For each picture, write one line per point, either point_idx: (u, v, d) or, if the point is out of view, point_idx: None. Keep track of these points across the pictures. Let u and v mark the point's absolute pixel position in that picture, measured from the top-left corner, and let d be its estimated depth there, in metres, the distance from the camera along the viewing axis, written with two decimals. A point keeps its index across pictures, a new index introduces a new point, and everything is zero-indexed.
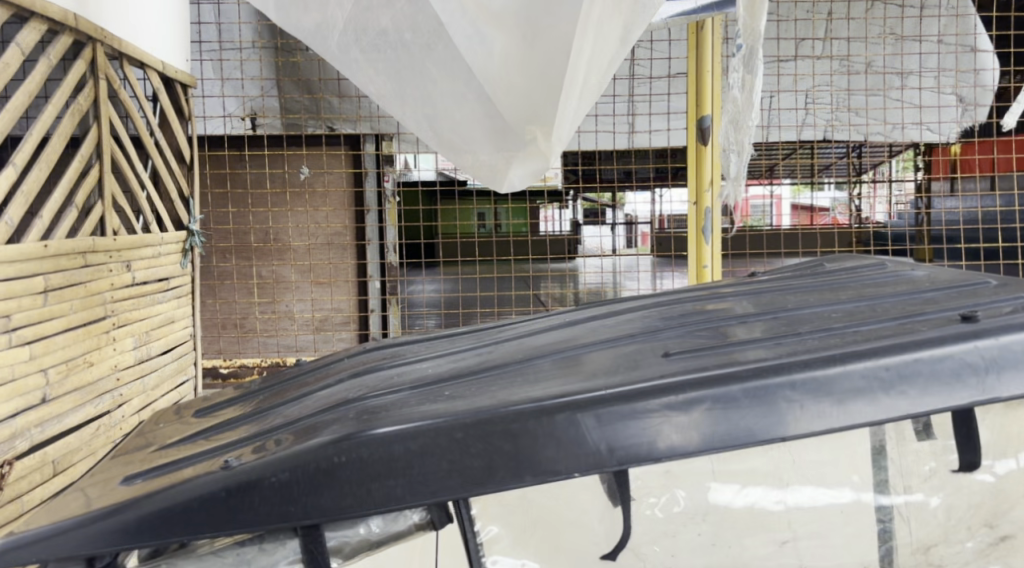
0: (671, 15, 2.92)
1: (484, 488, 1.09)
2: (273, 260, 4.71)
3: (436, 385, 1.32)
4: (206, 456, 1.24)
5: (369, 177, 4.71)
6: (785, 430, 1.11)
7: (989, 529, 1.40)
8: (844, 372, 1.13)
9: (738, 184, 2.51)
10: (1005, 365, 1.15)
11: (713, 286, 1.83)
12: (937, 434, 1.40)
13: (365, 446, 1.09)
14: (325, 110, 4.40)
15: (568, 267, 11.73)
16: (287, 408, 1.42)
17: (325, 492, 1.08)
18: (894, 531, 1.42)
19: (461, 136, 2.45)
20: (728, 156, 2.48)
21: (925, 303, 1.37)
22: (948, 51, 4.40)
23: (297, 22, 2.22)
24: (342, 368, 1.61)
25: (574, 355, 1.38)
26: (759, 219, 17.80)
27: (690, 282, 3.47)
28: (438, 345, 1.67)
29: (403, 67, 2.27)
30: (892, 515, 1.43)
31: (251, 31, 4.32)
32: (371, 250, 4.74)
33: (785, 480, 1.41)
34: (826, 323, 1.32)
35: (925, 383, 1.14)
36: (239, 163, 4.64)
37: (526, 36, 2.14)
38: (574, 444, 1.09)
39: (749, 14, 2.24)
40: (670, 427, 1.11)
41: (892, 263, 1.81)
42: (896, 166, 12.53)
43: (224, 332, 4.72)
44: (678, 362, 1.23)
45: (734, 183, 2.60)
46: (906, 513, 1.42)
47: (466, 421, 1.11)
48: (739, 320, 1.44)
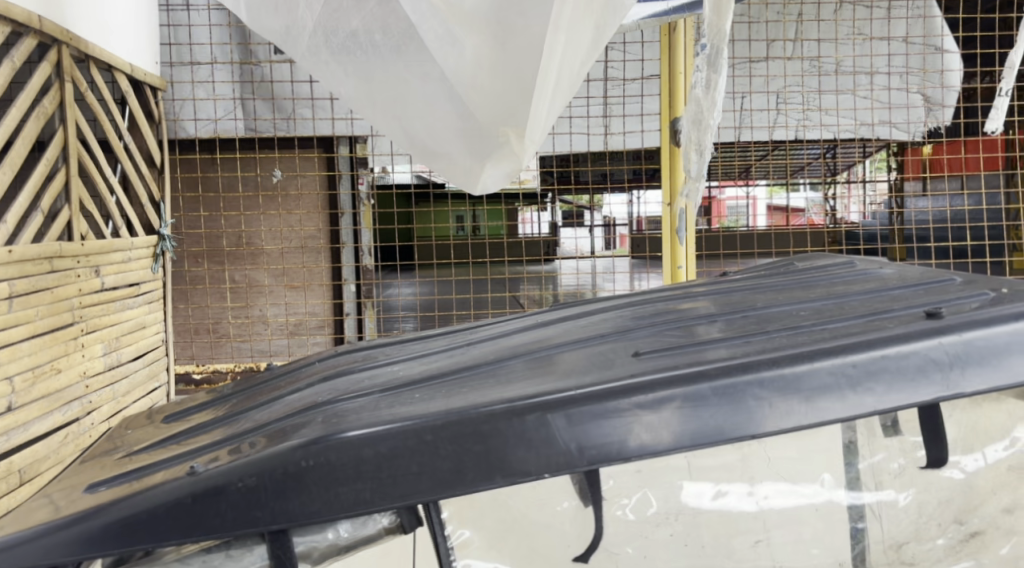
0: (641, 18, 2.94)
1: (453, 490, 1.08)
2: (246, 264, 4.62)
3: (405, 388, 1.31)
4: (175, 462, 1.23)
5: (344, 180, 4.59)
6: (757, 426, 1.12)
7: (959, 525, 1.41)
8: (811, 369, 1.14)
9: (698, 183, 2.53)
10: (969, 360, 1.16)
11: (686, 286, 1.84)
12: (904, 431, 1.44)
13: (333, 450, 1.08)
14: (300, 116, 4.32)
15: (546, 270, 11.68)
16: (256, 414, 1.41)
17: (292, 497, 1.06)
18: (867, 530, 1.42)
19: (435, 138, 2.45)
20: (690, 157, 2.50)
21: (891, 301, 1.38)
22: (915, 51, 4.44)
23: (266, 24, 2.25)
24: (312, 372, 1.60)
25: (546, 355, 1.38)
26: (735, 221, 17.89)
27: (664, 282, 3.49)
28: (409, 347, 1.66)
29: (374, 68, 2.29)
30: (864, 513, 1.42)
31: (221, 34, 4.27)
32: (346, 253, 4.62)
33: (755, 477, 1.40)
34: (795, 321, 1.33)
35: (891, 380, 1.15)
36: (210, 167, 4.57)
37: (498, 40, 2.14)
38: (545, 445, 1.09)
39: (716, 14, 2.22)
40: (641, 426, 1.11)
41: (861, 261, 1.82)
42: (868, 164, 12.66)
43: (197, 337, 4.62)
44: (648, 362, 1.23)
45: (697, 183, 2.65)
46: (877, 510, 1.42)
47: (435, 424, 1.10)
48: (709, 318, 1.44)
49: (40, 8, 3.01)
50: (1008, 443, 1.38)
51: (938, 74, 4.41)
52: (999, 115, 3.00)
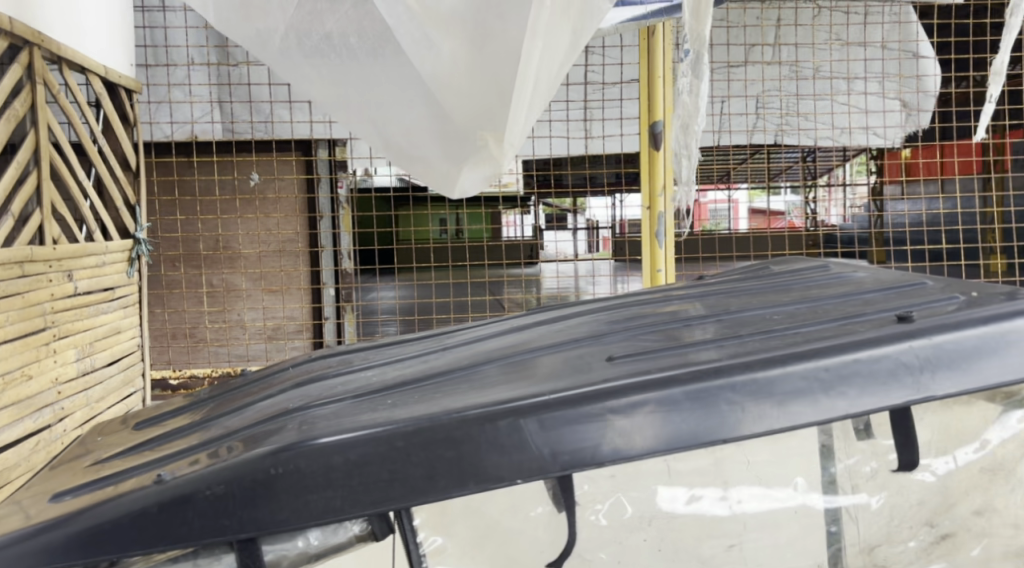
0: (620, 21, 2.94)
1: (426, 497, 1.07)
2: (223, 268, 4.55)
3: (378, 394, 1.30)
4: (144, 468, 1.21)
5: (323, 183, 4.51)
6: (730, 430, 1.12)
7: (930, 527, 1.42)
8: (784, 373, 1.14)
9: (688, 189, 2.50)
10: (939, 364, 1.17)
11: (664, 290, 1.84)
12: (877, 434, 1.40)
13: (303, 457, 1.06)
14: (277, 119, 4.26)
15: (529, 273, 11.65)
16: (227, 421, 1.39)
17: (261, 505, 1.05)
18: (842, 533, 1.43)
19: (412, 141, 2.44)
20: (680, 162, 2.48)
21: (864, 304, 1.38)
22: (891, 57, 4.49)
23: (236, 28, 2.19)
24: (286, 378, 1.58)
25: (522, 359, 1.38)
26: (717, 224, 17.96)
27: (643, 285, 3.49)
28: (384, 353, 1.65)
29: (349, 72, 2.28)
30: (841, 516, 1.42)
31: (197, 36, 4.21)
32: (325, 258, 4.57)
33: (728, 481, 1.40)
34: (769, 325, 1.33)
35: (863, 384, 1.15)
36: (187, 170, 4.50)
37: (474, 40, 2.14)
38: (517, 451, 1.09)
39: (696, 20, 2.22)
40: (615, 431, 1.11)
41: (834, 265, 1.83)
42: (847, 167, 12.77)
43: (174, 342, 4.55)
44: (622, 366, 1.23)
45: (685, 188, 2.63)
46: (853, 513, 1.42)
47: (406, 430, 1.09)
48: (685, 322, 1.44)
49: (10, 9, 2.96)
50: (979, 445, 1.38)
51: (915, 78, 4.49)
52: (988, 119, 2.96)
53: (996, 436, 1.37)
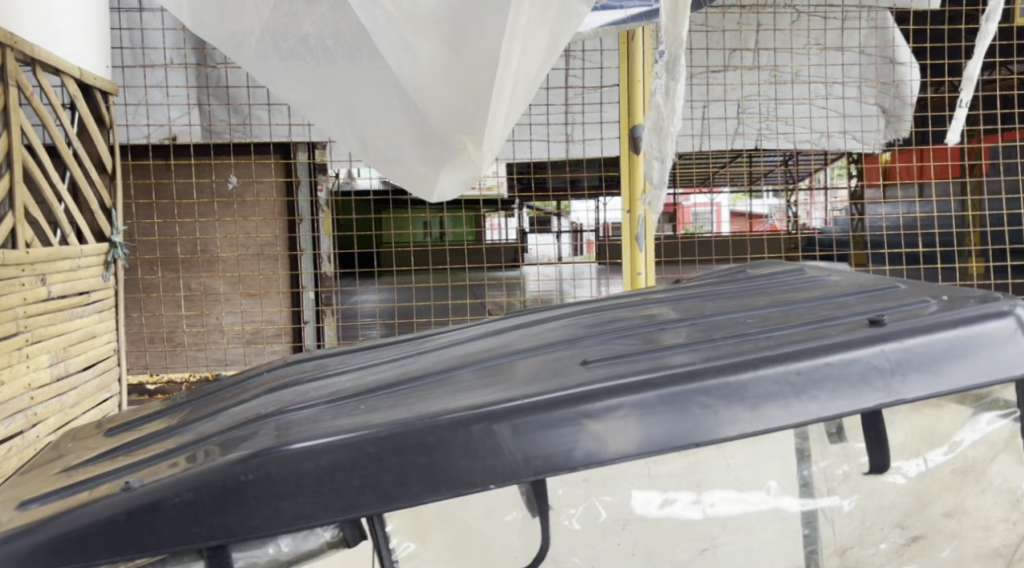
0: (600, 25, 2.96)
1: (397, 503, 1.07)
2: (202, 271, 4.44)
3: (352, 398, 1.29)
4: (115, 474, 1.20)
5: (301, 187, 4.45)
6: (703, 435, 1.13)
7: (901, 530, 1.42)
8: (756, 377, 1.15)
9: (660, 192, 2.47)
10: (910, 367, 1.18)
11: (642, 294, 1.84)
12: (848, 437, 1.45)
13: (273, 464, 1.05)
14: (255, 121, 4.20)
15: (512, 276, 11.61)
16: (199, 426, 1.37)
17: (231, 513, 1.04)
18: (818, 533, 1.46)
19: (390, 145, 2.43)
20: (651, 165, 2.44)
21: (837, 308, 1.39)
22: (868, 62, 4.51)
23: (211, 31, 2.18)
24: (261, 382, 1.57)
25: (497, 363, 1.37)
26: (699, 227, 17.99)
27: (624, 289, 3.49)
28: (360, 357, 1.64)
29: (326, 75, 2.27)
30: (816, 517, 1.45)
31: (175, 38, 4.14)
32: (305, 261, 4.49)
33: (702, 484, 1.39)
34: (741, 329, 1.33)
35: (834, 388, 1.16)
36: (164, 173, 4.42)
37: (453, 44, 2.15)
38: (490, 455, 1.09)
39: (672, 21, 2.23)
40: (588, 435, 1.11)
41: (810, 269, 1.83)
42: (828, 172, 12.84)
43: (151, 346, 4.44)
44: (596, 370, 1.23)
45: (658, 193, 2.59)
46: (829, 515, 1.44)
47: (379, 435, 1.08)
48: (660, 326, 1.45)
49: None
50: (949, 447, 1.38)
51: (893, 84, 4.49)
52: (961, 124, 3.00)
53: (967, 438, 1.37)
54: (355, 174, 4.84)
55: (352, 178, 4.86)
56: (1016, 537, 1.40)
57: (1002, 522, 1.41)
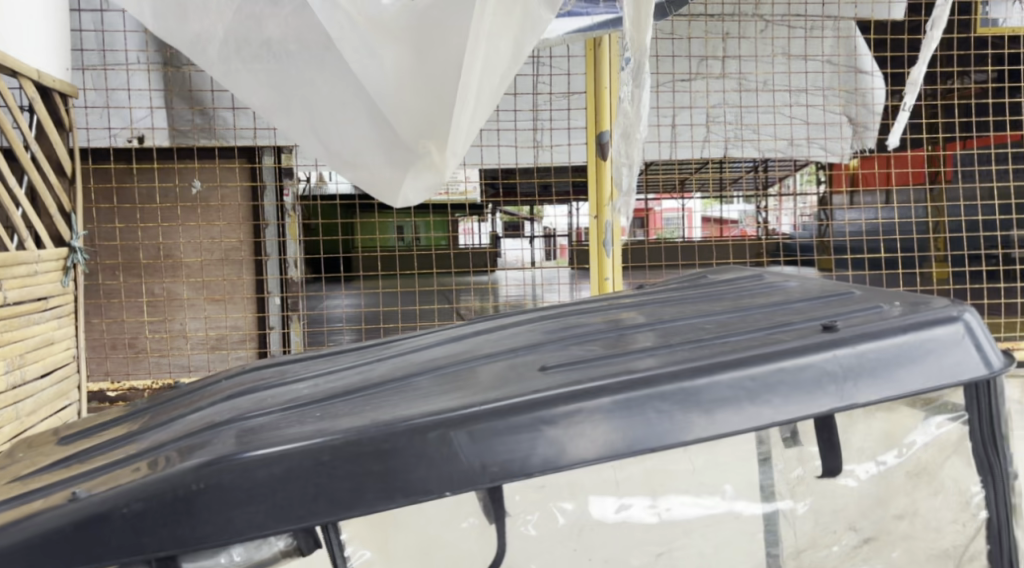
0: (566, 32, 2.98)
1: (352, 511, 1.06)
2: (164, 277, 4.26)
3: (310, 406, 1.28)
4: (66, 483, 1.17)
5: (268, 192, 4.26)
6: (659, 441, 1.13)
7: (853, 532, 1.47)
8: (711, 382, 1.16)
9: (629, 199, 2.45)
10: (862, 372, 1.19)
11: (606, 299, 1.84)
12: (802, 441, 1.56)
13: (226, 472, 1.04)
14: (220, 124, 4.00)
15: (487, 280, 11.46)
16: (154, 434, 1.35)
17: (182, 522, 1.03)
18: (780, 535, 1.54)
19: (353, 151, 2.40)
20: (619, 171, 2.41)
21: (793, 314, 1.40)
22: (829, 70, 4.24)
23: (174, 32, 2.20)
24: (220, 389, 1.55)
25: (458, 369, 1.37)
26: (673, 231, 17.90)
27: (591, 293, 3.50)
28: (320, 364, 1.63)
29: (287, 77, 2.26)
30: (778, 519, 1.54)
31: (138, 41, 3.90)
32: (271, 266, 4.31)
33: (656, 490, 1.41)
34: (699, 335, 1.34)
35: (788, 392, 1.17)
36: (127, 177, 4.20)
37: (417, 46, 2.19)
38: (446, 462, 1.08)
39: (636, 28, 2.27)
40: (545, 441, 1.11)
41: (769, 275, 1.85)
42: (798, 179, 12.79)
43: (114, 353, 4.26)
44: (555, 376, 1.23)
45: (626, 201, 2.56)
46: (789, 516, 1.53)
47: (334, 443, 1.07)
48: (621, 332, 1.45)
49: None
50: (900, 451, 1.41)
51: (858, 92, 4.23)
52: (902, 128, 3.05)
53: (920, 439, 1.38)
54: (329, 178, 4.80)
55: (326, 182, 4.81)
56: (966, 538, 1.37)
57: (953, 524, 1.39)
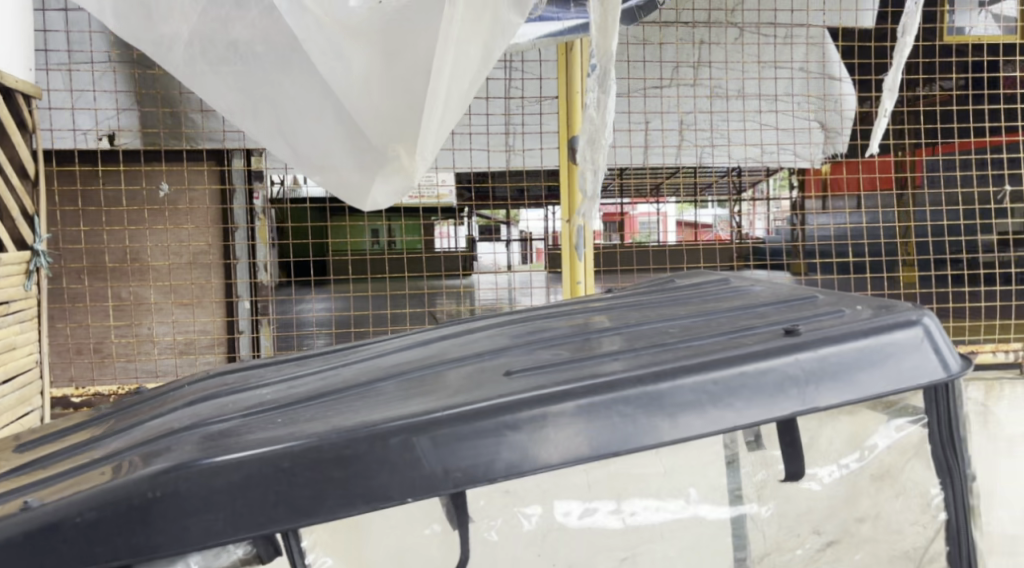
0: (537, 36, 2.99)
1: (312, 518, 1.05)
2: (131, 281, 4.17)
3: (272, 411, 1.27)
4: (21, 491, 1.15)
5: (238, 194, 4.22)
6: (624, 444, 1.13)
7: (817, 535, 1.48)
8: (674, 386, 1.16)
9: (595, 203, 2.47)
10: (823, 376, 1.21)
11: (574, 303, 1.84)
12: (766, 444, 1.57)
13: (184, 479, 1.03)
14: (188, 126, 3.94)
15: (463, 284, 11.39)
16: (113, 441, 1.33)
17: (137, 531, 1.01)
18: (749, 537, 1.53)
19: (321, 154, 2.39)
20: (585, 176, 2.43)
21: (757, 317, 1.41)
22: (800, 76, 4.11)
23: (136, 33, 2.17)
24: (182, 395, 1.53)
25: (423, 374, 1.36)
26: (648, 234, 17.88)
27: (563, 296, 3.50)
28: (284, 369, 1.61)
29: (253, 79, 2.24)
30: (746, 523, 1.53)
31: (102, 42, 3.85)
32: (241, 269, 4.25)
33: (624, 493, 1.47)
34: (663, 339, 1.35)
35: (751, 395, 1.18)
36: (92, 180, 4.14)
37: (388, 50, 2.20)
38: (409, 468, 1.08)
39: (602, 35, 2.27)
40: (508, 446, 1.10)
41: (734, 279, 1.87)
42: (772, 184, 12.79)
43: (79, 358, 4.15)
44: (520, 380, 1.23)
45: (591, 204, 2.58)
46: (757, 517, 1.54)
47: (294, 450, 1.06)
48: (587, 336, 1.45)
49: None
50: (861, 454, 1.44)
51: (835, 99, 4.13)
52: (881, 135, 3.08)
53: (881, 442, 1.42)
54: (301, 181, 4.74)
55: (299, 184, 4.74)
56: (925, 539, 1.41)
57: (913, 525, 1.42)
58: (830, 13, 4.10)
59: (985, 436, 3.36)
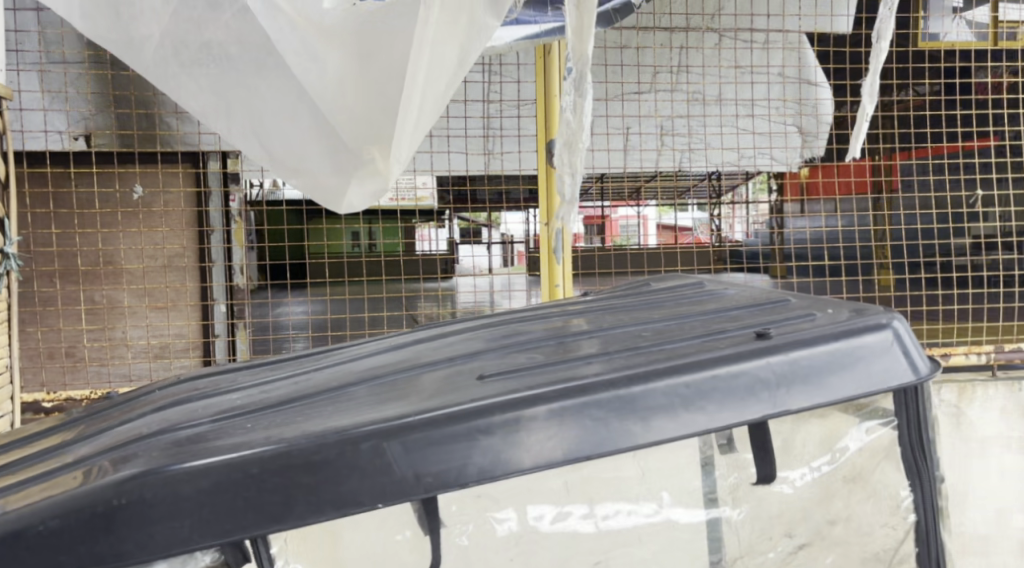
0: (514, 39, 3.01)
1: (281, 525, 1.04)
2: (105, 285, 4.11)
3: (242, 416, 1.25)
4: None
5: (215, 197, 4.18)
6: (597, 448, 1.13)
7: (789, 538, 1.50)
8: (646, 390, 1.16)
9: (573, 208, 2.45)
10: (794, 379, 1.21)
11: (550, 307, 1.83)
12: (739, 447, 1.59)
13: (151, 486, 1.02)
14: (163, 128, 3.90)
15: (443, 286, 11.33)
16: (81, 447, 1.31)
17: (102, 540, 1.00)
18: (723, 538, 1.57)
19: (295, 156, 2.36)
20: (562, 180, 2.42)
21: (729, 321, 1.42)
22: (776, 81, 4.12)
23: (107, 34, 2.18)
24: (152, 400, 1.51)
25: (396, 378, 1.35)
26: (628, 237, 17.89)
27: (542, 299, 3.51)
28: (256, 373, 1.59)
29: (227, 81, 2.22)
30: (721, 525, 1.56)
31: (75, 42, 3.80)
32: (217, 272, 4.22)
33: (593, 497, 1.47)
34: (637, 342, 1.35)
35: (722, 399, 1.18)
36: (65, 181, 4.07)
37: (362, 51, 2.22)
38: (379, 473, 1.07)
39: (578, 38, 2.28)
40: (480, 451, 1.10)
41: (708, 281, 1.87)
42: (750, 187, 12.86)
43: (50, 362, 4.08)
44: (493, 384, 1.22)
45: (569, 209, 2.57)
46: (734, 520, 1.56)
47: (263, 456, 1.05)
48: (561, 339, 1.45)
49: None
50: (833, 456, 1.45)
51: (812, 103, 4.15)
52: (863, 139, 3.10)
53: (851, 445, 1.43)
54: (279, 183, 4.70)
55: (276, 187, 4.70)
56: (895, 541, 1.43)
57: (883, 527, 1.44)
58: (805, 19, 4.10)
59: (959, 437, 3.35)
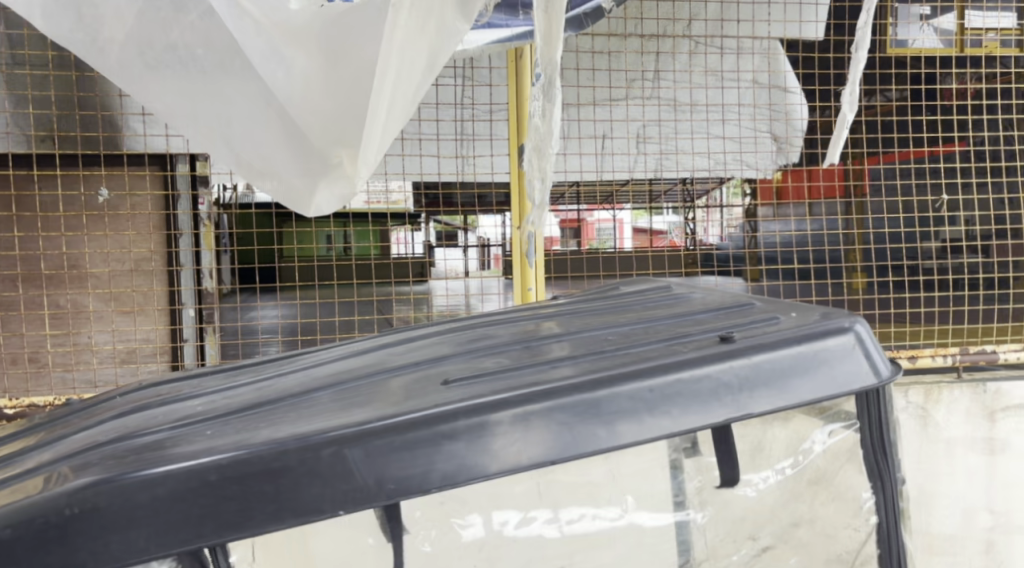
0: (484, 42, 3.01)
1: (240, 533, 1.02)
2: (70, 289, 4.06)
3: (203, 422, 1.23)
4: None
5: (183, 200, 4.13)
6: (562, 453, 1.12)
7: (753, 541, 1.53)
8: (611, 394, 1.16)
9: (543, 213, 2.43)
10: (756, 383, 1.22)
11: (519, 310, 1.83)
12: (702, 450, 1.59)
13: (106, 494, 1.00)
14: (129, 132, 3.83)
15: (419, 289, 11.26)
16: (37, 455, 1.28)
17: (54, 550, 0.98)
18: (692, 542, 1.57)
19: (262, 158, 2.34)
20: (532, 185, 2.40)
21: (694, 325, 1.42)
22: (746, 87, 4.12)
23: (69, 34, 2.13)
24: (112, 406, 1.49)
25: (360, 383, 1.34)
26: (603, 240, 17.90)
27: (515, 302, 3.49)
28: (220, 378, 1.57)
29: (192, 82, 2.21)
30: (689, 528, 1.57)
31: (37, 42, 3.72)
32: (184, 277, 4.16)
33: (558, 502, 1.47)
34: (603, 346, 1.35)
35: (685, 404, 1.18)
36: (29, 184, 4.01)
37: (329, 53, 2.19)
38: (340, 480, 1.06)
39: (548, 44, 2.27)
40: (442, 457, 1.09)
41: (677, 285, 1.88)
42: (724, 192, 12.91)
43: (13, 368, 4.02)
44: (457, 389, 1.21)
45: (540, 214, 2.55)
46: (701, 524, 1.57)
47: (221, 463, 1.04)
48: (528, 344, 1.44)
49: None
50: (794, 460, 1.49)
51: (784, 107, 4.16)
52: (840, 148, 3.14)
53: (816, 446, 1.44)
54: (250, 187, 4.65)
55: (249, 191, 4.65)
56: (858, 542, 1.45)
57: (846, 528, 1.46)
58: (776, 24, 4.11)
59: (924, 439, 3.33)
